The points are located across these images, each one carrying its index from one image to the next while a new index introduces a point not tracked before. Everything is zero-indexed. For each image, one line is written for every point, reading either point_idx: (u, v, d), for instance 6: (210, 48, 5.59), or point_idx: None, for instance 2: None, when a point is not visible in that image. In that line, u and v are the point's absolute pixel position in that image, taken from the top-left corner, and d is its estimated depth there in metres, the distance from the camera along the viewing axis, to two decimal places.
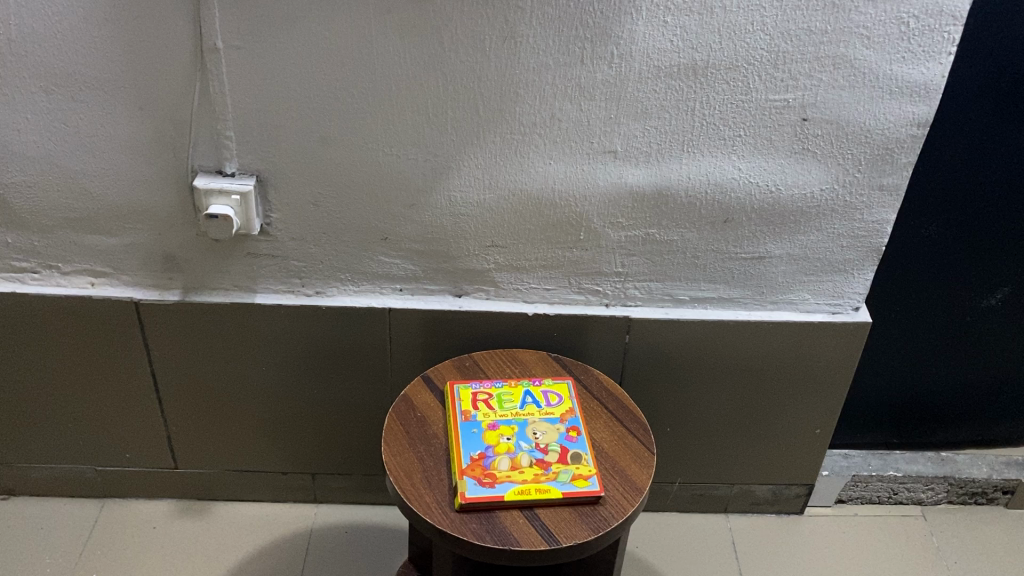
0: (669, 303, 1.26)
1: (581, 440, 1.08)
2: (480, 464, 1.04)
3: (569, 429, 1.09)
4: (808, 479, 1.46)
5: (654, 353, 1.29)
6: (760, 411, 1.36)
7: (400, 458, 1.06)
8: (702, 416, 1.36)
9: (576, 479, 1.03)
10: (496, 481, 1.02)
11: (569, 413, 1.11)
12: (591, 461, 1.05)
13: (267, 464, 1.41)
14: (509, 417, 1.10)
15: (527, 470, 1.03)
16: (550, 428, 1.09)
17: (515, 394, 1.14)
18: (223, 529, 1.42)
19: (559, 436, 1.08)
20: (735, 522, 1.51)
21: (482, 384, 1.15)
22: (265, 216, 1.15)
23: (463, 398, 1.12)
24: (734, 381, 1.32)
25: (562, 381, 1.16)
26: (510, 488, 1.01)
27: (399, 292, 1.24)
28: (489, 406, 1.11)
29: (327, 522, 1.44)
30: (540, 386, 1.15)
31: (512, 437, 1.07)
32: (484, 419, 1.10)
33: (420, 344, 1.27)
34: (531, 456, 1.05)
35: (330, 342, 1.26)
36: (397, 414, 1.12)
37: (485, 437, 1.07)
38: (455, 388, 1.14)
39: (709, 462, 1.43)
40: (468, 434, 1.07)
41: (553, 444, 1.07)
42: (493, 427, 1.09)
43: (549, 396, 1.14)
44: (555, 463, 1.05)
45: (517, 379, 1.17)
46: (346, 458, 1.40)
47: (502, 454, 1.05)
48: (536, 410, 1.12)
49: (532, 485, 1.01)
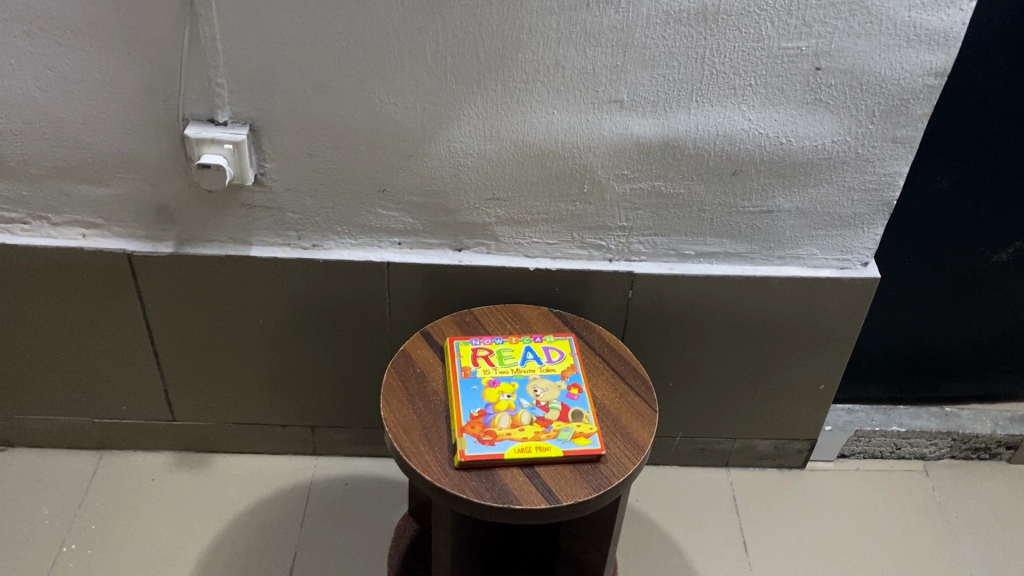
0: (674, 258, 1.23)
1: (582, 398, 1.06)
2: (479, 421, 1.02)
3: (570, 386, 1.07)
4: (811, 435, 1.45)
5: (658, 308, 1.26)
6: (763, 366, 1.34)
7: (399, 415, 1.04)
8: (705, 371, 1.35)
9: (577, 437, 1.01)
10: (496, 439, 1.00)
11: (570, 370, 1.09)
12: (592, 420, 1.04)
13: (265, 417, 1.40)
14: (509, 374, 1.08)
15: (527, 429, 1.02)
16: (551, 385, 1.07)
17: (515, 350, 1.12)
18: (222, 481, 1.42)
19: (559, 394, 1.06)
20: (737, 477, 1.50)
21: (482, 339, 1.13)
22: (259, 166, 1.12)
23: (463, 355, 1.10)
24: (738, 337, 1.30)
25: (563, 337, 1.14)
26: (510, 446, 1.00)
27: (398, 246, 1.21)
28: (489, 362, 1.10)
29: (326, 475, 1.44)
30: (541, 342, 1.13)
31: (513, 395, 1.06)
32: (484, 376, 1.08)
33: (418, 298, 1.24)
34: (532, 414, 1.04)
35: (328, 296, 1.24)
36: (395, 369, 1.10)
37: (485, 394, 1.05)
38: (455, 343, 1.12)
39: (711, 417, 1.41)
40: (468, 391, 1.06)
41: (554, 402, 1.05)
42: (493, 384, 1.07)
43: (550, 352, 1.12)
44: (557, 422, 1.03)
45: (518, 335, 1.14)
46: (346, 411, 1.39)
47: (502, 411, 1.04)
48: (537, 367, 1.10)
49: (533, 443, 1.00)
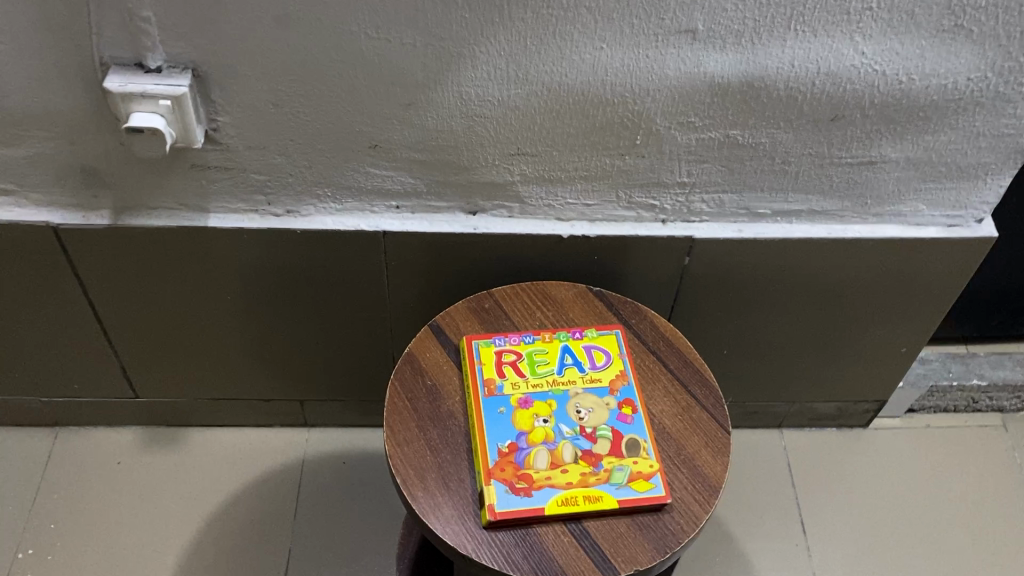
0: (744, 218, 0.98)
1: (638, 420, 0.85)
2: (511, 460, 0.81)
3: (622, 404, 0.85)
4: (881, 396, 1.25)
5: (719, 274, 1.03)
6: (838, 331, 1.12)
7: (408, 449, 0.83)
8: (769, 337, 1.13)
9: (635, 481, 0.80)
10: (533, 488, 0.79)
11: (621, 381, 0.87)
12: (652, 453, 0.82)
13: (245, 391, 1.19)
14: (544, 389, 0.86)
15: (572, 470, 0.81)
16: (598, 404, 0.85)
17: (550, 353, 0.89)
18: (199, 462, 1.22)
19: (609, 416, 0.85)
20: (790, 439, 1.32)
21: (508, 338, 0.90)
22: (209, 120, 0.85)
23: (484, 362, 0.87)
24: (813, 302, 1.07)
25: (609, 332, 0.91)
26: (552, 497, 0.79)
27: (396, 210, 0.95)
28: (518, 373, 0.87)
29: (320, 451, 1.24)
30: (582, 339, 0.90)
31: (551, 419, 0.84)
32: (513, 393, 0.86)
33: (423, 269, 1.00)
34: (577, 448, 0.82)
35: (311, 268, 1.00)
36: (400, 382, 0.87)
37: (515, 420, 0.84)
38: (474, 345, 0.89)
39: (769, 381, 1.21)
40: (494, 417, 0.84)
41: (603, 429, 0.84)
42: (525, 405, 0.85)
43: (594, 356, 0.89)
44: (608, 457, 0.82)
45: (552, 330, 0.91)
46: (340, 383, 1.18)
47: (539, 444, 0.82)
48: (579, 377, 0.87)
49: (581, 491, 0.79)
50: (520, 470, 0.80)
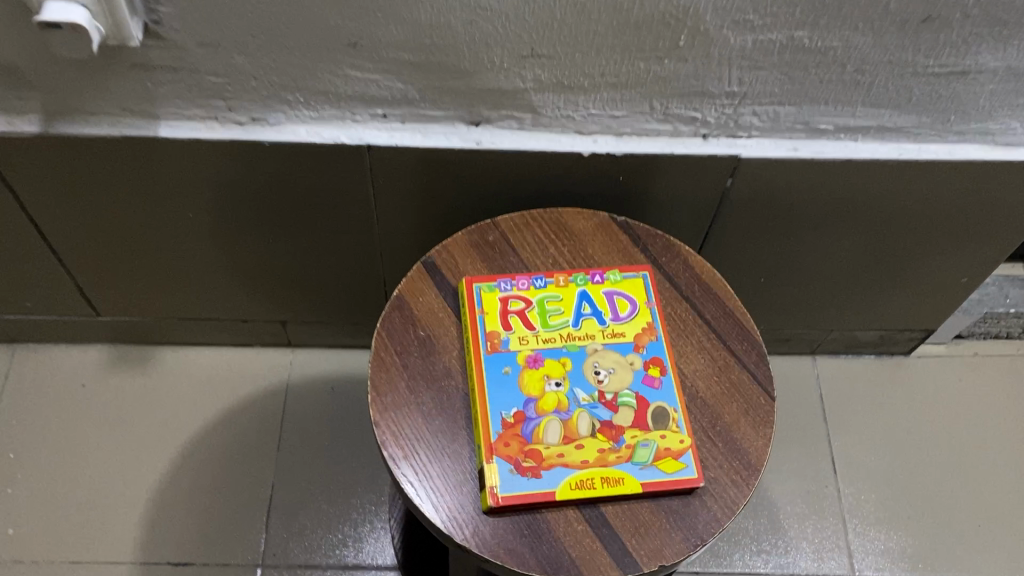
0: (800, 135, 0.82)
1: (667, 384, 0.72)
2: (517, 433, 0.69)
3: (649, 365, 0.73)
4: (930, 325, 1.12)
5: (764, 198, 0.87)
6: (893, 259, 0.98)
7: (398, 416, 0.70)
8: (813, 264, 0.99)
9: (663, 460, 0.68)
10: (542, 467, 0.67)
11: (648, 335, 0.74)
12: (682, 425, 0.70)
13: (219, 310, 1.07)
14: (557, 346, 0.73)
15: (589, 446, 0.69)
16: (620, 364, 0.73)
17: (565, 301, 0.76)
18: (172, 385, 1.11)
19: (633, 379, 0.72)
20: (824, 368, 1.20)
21: (515, 282, 0.76)
22: (148, 10, 0.67)
23: (487, 311, 0.74)
24: (870, 228, 0.93)
25: (635, 275, 0.77)
26: (564, 479, 0.67)
27: (383, 119, 0.80)
28: (526, 325, 0.74)
29: (306, 373, 1.13)
30: (603, 284, 0.77)
31: (564, 383, 0.71)
32: (520, 350, 0.73)
33: (417, 187, 0.85)
34: (595, 419, 0.70)
35: (285, 184, 0.85)
36: (387, 333, 0.74)
37: (522, 384, 0.71)
38: (475, 290, 0.75)
39: (807, 308, 1.08)
40: (497, 380, 0.71)
41: (626, 395, 0.71)
42: (534, 365, 0.72)
43: (617, 305, 0.75)
44: (631, 431, 0.70)
45: (568, 271, 0.77)
46: (326, 303, 1.05)
47: (550, 414, 0.70)
48: (598, 332, 0.74)
49: (598, 473, 0.67)
50: (528, 446, 0.68)
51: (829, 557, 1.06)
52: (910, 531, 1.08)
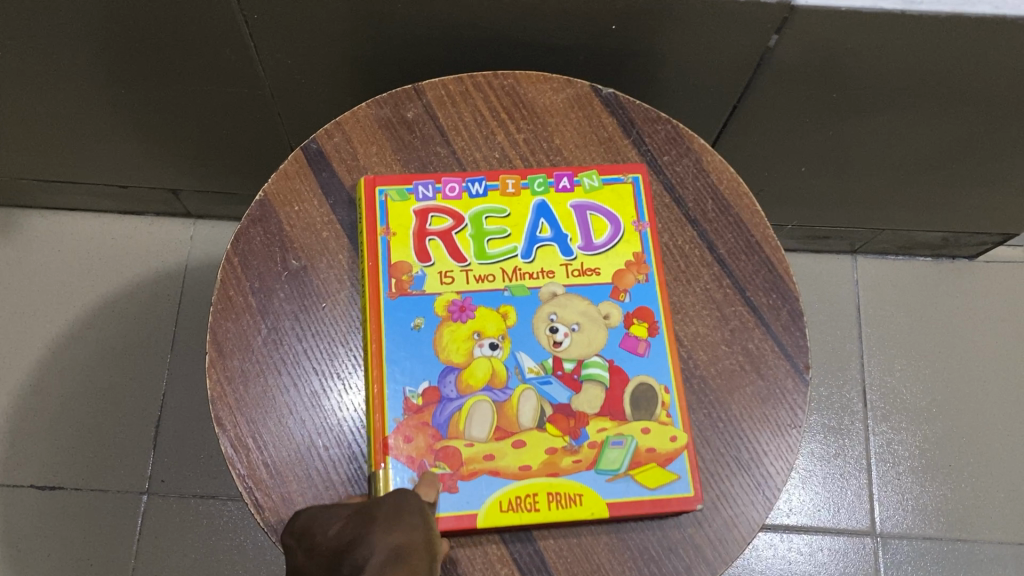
0: None
1: (658, 350, 0.48)
2: (427, 422, 0.46)
3: (632, 320, 0.49)
4: (1013, 228, 0.87)
5: (823, 62, 0.60)
6: (987, 149, 0.71)
7: (245, 390, 0.47)
8: (873, 150, 0.73)
9: (643, 467, 0.45)
10: (458, 477, 0.45)
11: (633, 275, 0.50)
12: (676, 414, 0.47)
13: (88, 173, 0.82)
14: (497, 287, 0.49)
15: (532, 444, 0.46)
16: (589, 318, 0.49)
17: (514, 219, 0.51)
18: (41, 261, 0.89)
19: (607, 341, 0.48)
20: (866, 270, 0.95)
21: (440, 185, 0.51)
22: None
23: (393, 232, 0.50)
24: (964, 110, 0.66)
25: (620, 178, 0.52)
26: (491, 496, 0.45)
27: None
28: (452, 255, 0.50)
29: (210, 252, 0.90)
30: (571, 193, 0.51)
31: (503, 344, 0.48)
32: (440, 293, 0.49)
33: (313, 28, 0.58)
34: (544, 402, 0.47)
35: (120, 14, 0.58)
36: (241, 260, 0.50)
37: (439, 345, 0.48)
38: (378, 197, 0.50)
39: (857, 200, 0.82)
40: (402, 338, 0.48)
41: (595, 364, 0.48)
42: (460, 317, 0.48)
43: (590, 226, 0.51)
44: (598, 422, 0.46)
45: (521, 170, 0.52)
46: (225, 168, 0.80)
47: (478, 393, 0.47)
48: (561, 268, 0.50)
49: (543, 487, 0.45)
50: (440, 442, 0.45)
51: (847, 509, 0.85)
52: (950, 483, 0.87)
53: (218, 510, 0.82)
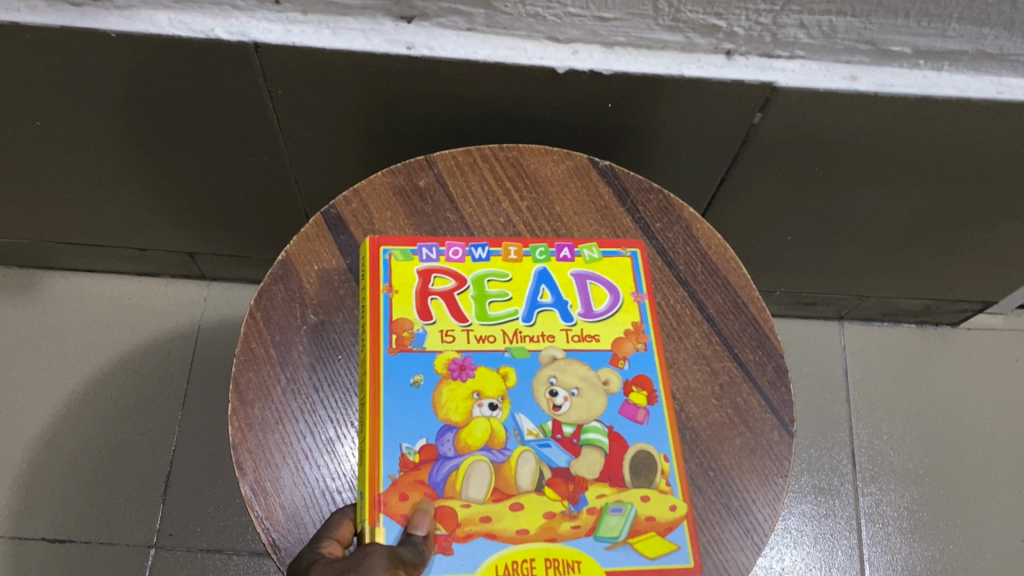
0: (863, 58, 0.58)
1: (656, 418, 0.50)
2: (423, 480, 0.46)
3: (631, 387, 0.50)
4: (991, 296, 0.91)
5: (804, 138, 0.65)
6: (961, 221, 0.76)
7: (265, 436, 0.50)
8: (855, 220, 0.77)
9: (641, 536, 0.46)
10: (454, 540, 0.45)
11: (632, 342, 0.52)
12: (674, 481, 0.48)
13: (111, 236, 0.86)
14: (497, 348, 0.51)
15: (530, 507, 0.47)
16: (589, 383, 0.50)
17: (516, 283, 0.53)
18: (61, 320, 0.92)
19: (605, 407, 0.50)
20: (852, 336, 0.99)
21: (445, 248, 0.54)
22: None
23: (396, 289, 0.52)
24: (936, 184, 0.70)
25: (618, 252, 0.55)
26: (488, 559, 0.45)
27: (275, 8, 0.56)
28: (454, 314, 0.52)
29: (222, 313, 0.94)
30: (572, 263, 0.54)
31: (502, 405, 0.49)
32: (441, 350, 0.50)
33: (332, 103, 0.63)
34: (544, 464, 0.48)
35: (153, 88, 0.63)
36: (263, 315, 0.53)
37: (438, 403, 0.49)
38: (383, 257, 0.53)
39: (840, 268, 0.87)
40: (401, 394, 0.49)
41: (594, 429, 0.49)
42: (460, 375, 0.50)
43: (590, 294, 0.53)
44: (597, 487, 0.47)
45: (523, 239, 0.55)
46: (241, 232, 0.84)
47: (476, 452, 0.47)
48: (561, 332, 0.52)
49: (541, 552, 0.45)
50: (436, 502, 0.46)
51: (838, 569, 0.87)
52: (938, 543, 0.89)
53: (223, 564, 0.84)
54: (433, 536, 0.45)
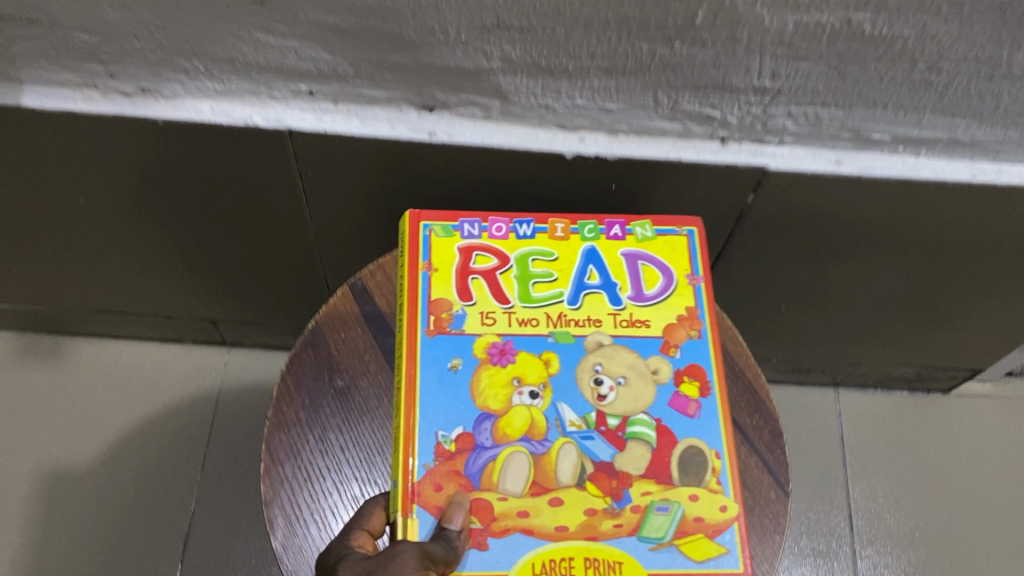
0: (847, 145, 0.64)
1: (706, 412, 0.54)
2: (459, 472, 0.51)
3: (683, 378, 0.55)
4: (979, 364, 0.95)
5: (795, 216, 0.70)
6: (945, 293, 0.80)
7: (295, 494, 0.54)
8: (845, 291, 0.82)
9: (687, 539, 0.50)
10: (497, 531, 0.50)
11: (684, 330, 0.57)
12: (723, 481, 0.52)
13: (140, 304, 0.90)
14: (539, 332, 0.56)
15: (570, 504, 0.51)
16: (636, 372, 0.55)
17: (561, 263, 0.59)
18: (87, 385, 0.96)
19: (654, 399, 0.55)
20: (848, 402, 1.03)
21: (486, 226, 0.59)
22: None
23: (435, 268, 0.57)
24: (920, 258, 0.75)
25: (674, 231, 0.60)
26: (523, 557, 0.49)
27: (309, 99, 0.61)
28: (495, 296, 0.57)
29: (241, 378, 0.98)
30: (622, 241, 0.60)
31: (543, 395, 0.54)
32: (481, 334, 0.56)
33: (357, 183, 0.68)
34: (585, 459, 0.52)
35: (192, 169, 0.68)
36: (294, 380, 0.57)
37: (479, 391, 0.54)
38: (423, 233, 0.59)
39: (833, 337, 0.91)
40: (444, 378, 0.54)
41: (639, 423, 0.54)
42: (500, 361, 0.55)
43: (639, 279, 0.58)
44: (642, 485, 0.52)
45: (571, 218, 0.60)
46: (263, 301, 0.89)
47: (514, 444, 0.52)
48: (608, 317, 0.57)
49: (580, 551, 0.50)
50: (472, 495, 0.51)
51: None
52: None
53: None
54: (468, 531, 0.49)
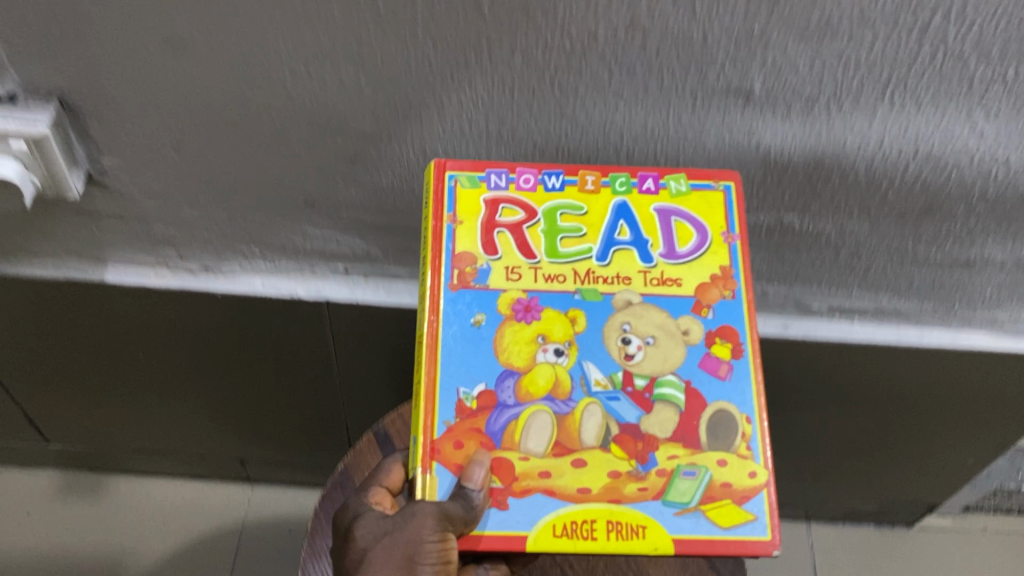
0: (792, 313, 0.76)
1: (739, 373, 0.49)
2: (480, 429, 0.47)
3: (713, 339, 0.50)
4: (934, 499, 1.04)
5: None
6: (892, 436, 0.91)
7: None
8: (804, 434, 0.92)
9: (715, 503, 0.46)
10: (516, 493, 0.46)
11: (718, 289, 0.51)
12: (754, 444, 0.48)
13: (177, 445, 1.01)
14: (566, 288, 0.50)
15: (595, 464, 0.47)
16: (666, 332, 0.50)
17: (592, 217, 0.52)
18: (123, 519, 1.05)
19: (682, 358, 0.49)
20: (819, 536, 1.12)
21: (514, 176, 0.52)
22: (92, 161, 0.62)
23: (461, 220, 0.51)
24: (864, 405, 0.86)
25: (711, 186, 0.53)
26: (545, 517, 0.46)
27: (343, 275, 0.74)
28: (521, 249, 0.51)
29: (263, 513, 1.07)
30: (655, 197, 0.53)
31: (569, 351, 0.49)
32: (505, 289, 0.50)
33: (379, 341, 0.80)
34: (611, 419, 0.48)
35: (239, 330, 0.80)
36: (325, 514, 0.67)
37: (502, 347, 0.49)
38: (449, 182, 0.52)
39: (799, 474, 1.01)
40: (466, 334, 0.49)
41: (669, 383, 0.49)
42: (525, 317, 0.50)
43: (673, 233, 0.52)
44: (669, 448, 0.47)
45: (602, 168, 0.53)
46: (288, 442, 0.99)
47: (538, 402, 0.48)
48: (639, 274, 0.51)
49: (603, 513, 0.46)
50: (494, 453, 0.47)
51: None
52: None
53: None
54: (490, 490, 0.46)
